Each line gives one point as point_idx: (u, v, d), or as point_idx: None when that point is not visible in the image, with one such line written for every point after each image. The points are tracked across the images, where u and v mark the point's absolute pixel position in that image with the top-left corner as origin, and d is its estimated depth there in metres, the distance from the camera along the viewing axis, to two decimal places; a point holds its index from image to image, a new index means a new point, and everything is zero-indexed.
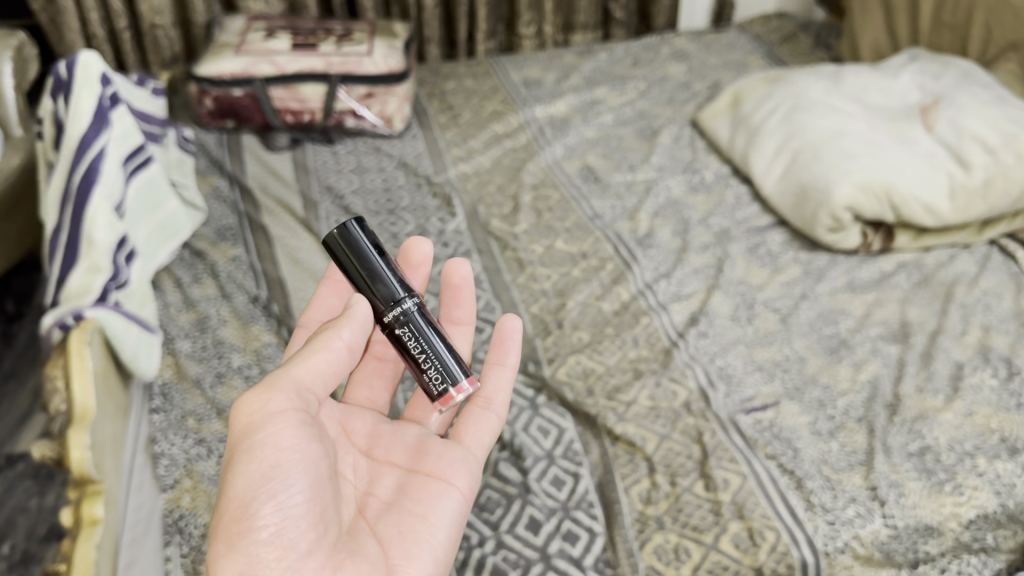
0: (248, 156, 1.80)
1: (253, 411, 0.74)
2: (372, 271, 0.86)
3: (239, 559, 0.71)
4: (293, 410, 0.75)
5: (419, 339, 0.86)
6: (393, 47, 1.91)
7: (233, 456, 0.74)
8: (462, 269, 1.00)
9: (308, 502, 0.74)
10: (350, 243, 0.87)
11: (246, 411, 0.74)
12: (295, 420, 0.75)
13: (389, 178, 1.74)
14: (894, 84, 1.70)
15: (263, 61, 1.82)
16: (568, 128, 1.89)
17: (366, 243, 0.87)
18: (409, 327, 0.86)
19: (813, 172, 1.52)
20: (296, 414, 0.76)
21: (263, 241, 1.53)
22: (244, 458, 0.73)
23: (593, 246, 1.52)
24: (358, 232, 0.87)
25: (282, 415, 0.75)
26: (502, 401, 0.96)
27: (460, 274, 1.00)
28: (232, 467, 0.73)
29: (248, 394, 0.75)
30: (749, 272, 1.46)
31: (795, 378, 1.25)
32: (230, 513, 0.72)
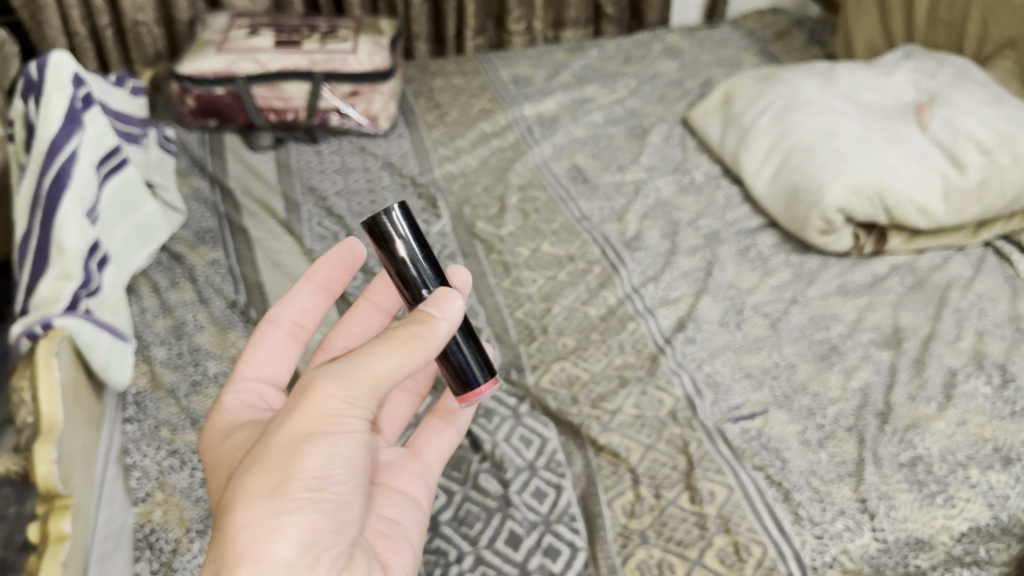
0: (230, 156, 1.77)
1: (332, 398, 0.62)
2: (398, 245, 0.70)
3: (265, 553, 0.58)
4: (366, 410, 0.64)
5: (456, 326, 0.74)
6: (378, 45, 1.87)
7: (306, 435, 0.61)
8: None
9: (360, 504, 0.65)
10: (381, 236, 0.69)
11: (323, 397, 0.62)
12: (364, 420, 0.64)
13: (374, 179, 1.71)
14: (889, 83, 1.67)
15: (246, 59, 1.79)
16: (557, 127, 1.86)
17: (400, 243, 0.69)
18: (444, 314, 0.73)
19: (806, 173, 1.50)
20: (366, 415, 0.64)
21: (243, 245, 1.50)
22: (320, 442, 0.61)
23: (580, 249, 1.49)
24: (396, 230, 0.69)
25: (360, 420, 0.64)
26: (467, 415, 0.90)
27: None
28: (301, 449, 0.61)
29: (323, 381, 0.63)
30: (738, 276, 1.43)
31: (784, 386, 1.22)
32: (292, 489, 0.60)
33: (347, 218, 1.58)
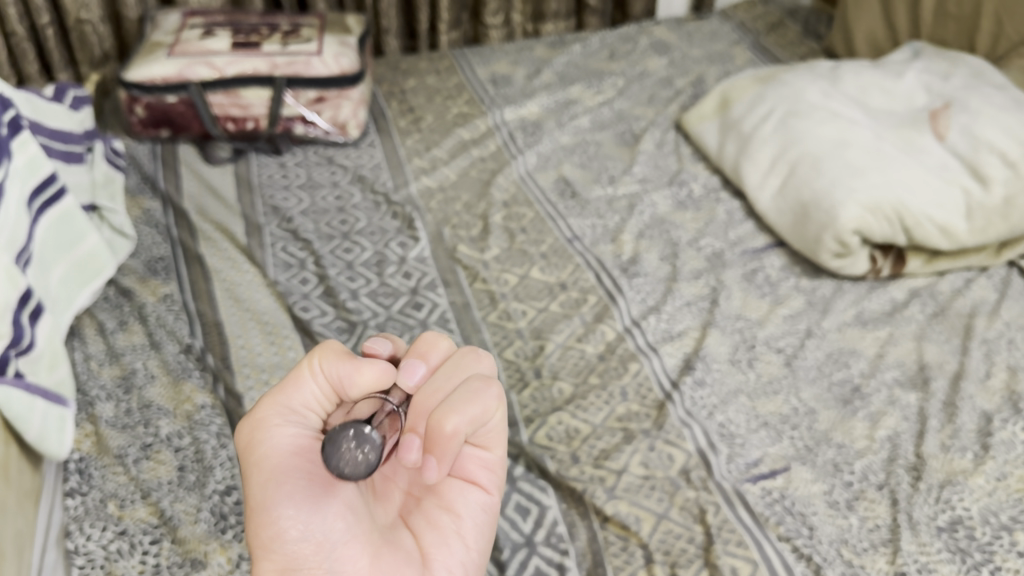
0: (185, 171, 1.61)
1: (251, 435, 0.67)
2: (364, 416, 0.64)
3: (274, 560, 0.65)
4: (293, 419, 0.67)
5: None
6: (346, 44, 1.72)
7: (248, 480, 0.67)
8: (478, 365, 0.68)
9: (334, 499, 0.66)
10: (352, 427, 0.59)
11: (246, 435, 0.67)
12: (299, 426, 0.67)
13: (344, 195, 1.56)
14: (898, 84, 1.54)
15: (200, 62, 1.63)
16: (541, 133, 1.72)
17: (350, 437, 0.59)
18: None
19: (818, 189, 1.37)
20: (298, 421, 0.68)
21: (200, 278, 1.36)
22: (256, 480, 0.66)
23: (573, 276, 1.37)
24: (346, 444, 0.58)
25: (288, 429, 0.67)
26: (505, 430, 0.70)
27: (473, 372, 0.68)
28: (247, 489, 0.66)
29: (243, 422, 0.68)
30: (746, 305, 1.31)
31: (805, 437, 1.10)
32: (256, 529, 0.65)
33: (315, 241, 1.44)
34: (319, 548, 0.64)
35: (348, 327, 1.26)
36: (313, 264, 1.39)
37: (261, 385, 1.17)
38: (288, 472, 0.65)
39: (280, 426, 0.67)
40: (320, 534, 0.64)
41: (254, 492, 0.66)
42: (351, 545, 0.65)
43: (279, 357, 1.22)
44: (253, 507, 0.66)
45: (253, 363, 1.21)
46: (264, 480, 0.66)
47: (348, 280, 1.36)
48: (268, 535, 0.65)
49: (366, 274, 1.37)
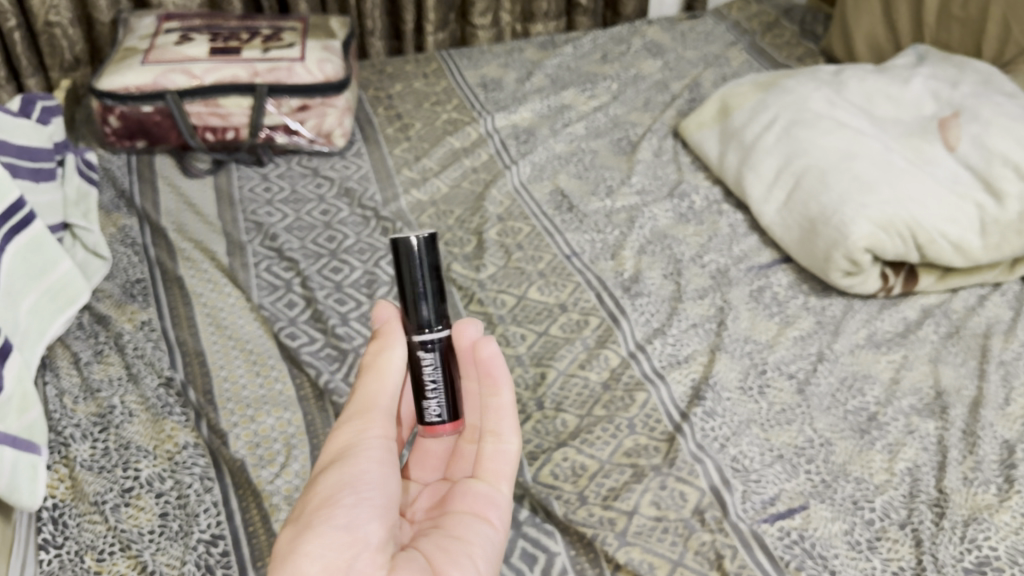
0: (162, 184, 1.54)
1: (346, 435, 0.69)
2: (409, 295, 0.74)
3: (308, 540, 0.61)
4: (383, 435, 0.70)
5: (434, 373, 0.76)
6: (329, 49, 1.64)
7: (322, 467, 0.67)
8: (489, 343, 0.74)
9: (387, 505, 0.65)
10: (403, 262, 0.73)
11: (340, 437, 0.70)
12: (384, 444, 0.69)
13: (330, 209, 1.49)
14: (905, 92, 1.48)
15: (177, 70, 1.55)
16: (535, 141, 1.66)
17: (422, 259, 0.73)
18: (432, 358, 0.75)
19: (827, 203, 1.32)
20: (385, 440, 0.70)
21: (180, 303, 1.29)
22: (334, 466, 0.67)
23: (573, 296, 1.31)
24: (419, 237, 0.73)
25: (374, 441, 0.69)
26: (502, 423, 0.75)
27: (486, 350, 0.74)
28: (321, 474, 0.67)
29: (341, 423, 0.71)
30: (755, 326, 1.25)
31: (821, 471, 1.05)
32: (314, 501, 0.64)
33: (301, 260, 1.36)
34: (353, 543, 0.61)
35: (339, 354, 1.20)
36: (299, 284, 1.32)
37: (246, 421, 1.11)
38: (362, 473, 0.66)
39: (367, 427, 0.69)
40: (360, 530, 0.62)
41: (324, 481, 0.66)
42: (382, 556, 0.62)
43: (266, 389, 1.15)
44: (319, 491, 0.65)
45: (238, 396, 1.14)
46: (343, 470, 0.66)
47: (338, 302, 1.29)
48: (320, 513, 0.63)
49: (356, 296, 1.30)
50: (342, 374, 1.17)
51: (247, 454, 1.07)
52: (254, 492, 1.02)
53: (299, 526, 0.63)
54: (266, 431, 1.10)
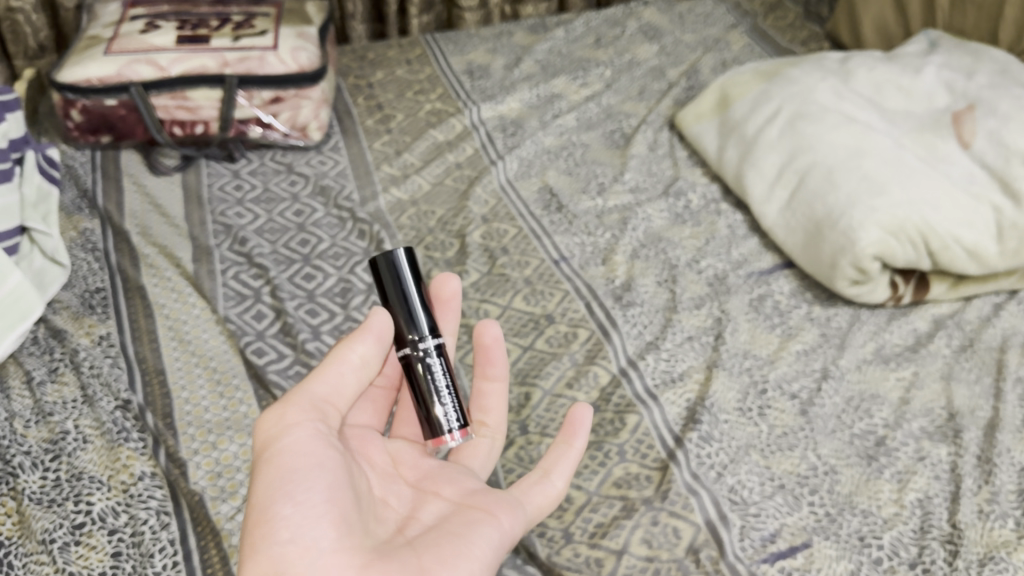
0: (127, 182, 1.45)
1: (268, 429, 0.69)
2: (402, 300, 0.80)
3: (261, 560, 0.62)
4: (310, 422, 0.70)
5: (438, 379, 0.79)
6: (304, 36, 1.55)
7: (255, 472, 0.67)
8: (494, 328, 0.82)
9: (332, 500, 0.65)
10: (394, 267, 0.81)
11: (263, 432, 0.69)
12: (313, 430, 0.69)
13: (304, 210, 1.41)
14: (916, 82, 1.39)
15: (142, 60, 1.46)
16: (523, 134, 1.57)
17: (407, 272, 0.81)
18: (432, 363, 0.79)
19: (833, 204, 1.23)
20: (314, 426, 0.70)
21: (141, 315, 1.20)
22: (262, 471, 0.66)
23: (562, 306, 1.22)
24: (403, 254, 0.81)
25: (306, 428, 0.69)
26: (566, 472, 0.77)
27: (490, 333, 0.83)
28: (253, 481, 0.67)
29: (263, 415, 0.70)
30: (755, 340, 1.17)
31: (825, 504, 0.98)
32: (251, 517, 0.64)
33: (271, 266, 1.28)
34: (306, 552, 0.62)
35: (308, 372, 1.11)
36: (269, 293, 1.23)
37: (208, 448, 1.03)
38: (292, 473, 0.65)
39: (298, 419, 0.69)
40: (308, 536, 0.63)
41: (257, 489, 0.65)
42: (337, 553, 0.63)
43: (229, 412, 1.07)
44: (254, 504, 0.65)
45: (199, 420, 1.06)
46: (274, 475, 0.65)
47: (309, 314, 1.21)
48: (261, 531, 0.63)
49: (329, 306, 1.22)
50: None
51: (208, 487, 1.00)
52: (213, 530, 0.95)
53: (247, 550, 0.63)
54: (229, 460, 1.02)
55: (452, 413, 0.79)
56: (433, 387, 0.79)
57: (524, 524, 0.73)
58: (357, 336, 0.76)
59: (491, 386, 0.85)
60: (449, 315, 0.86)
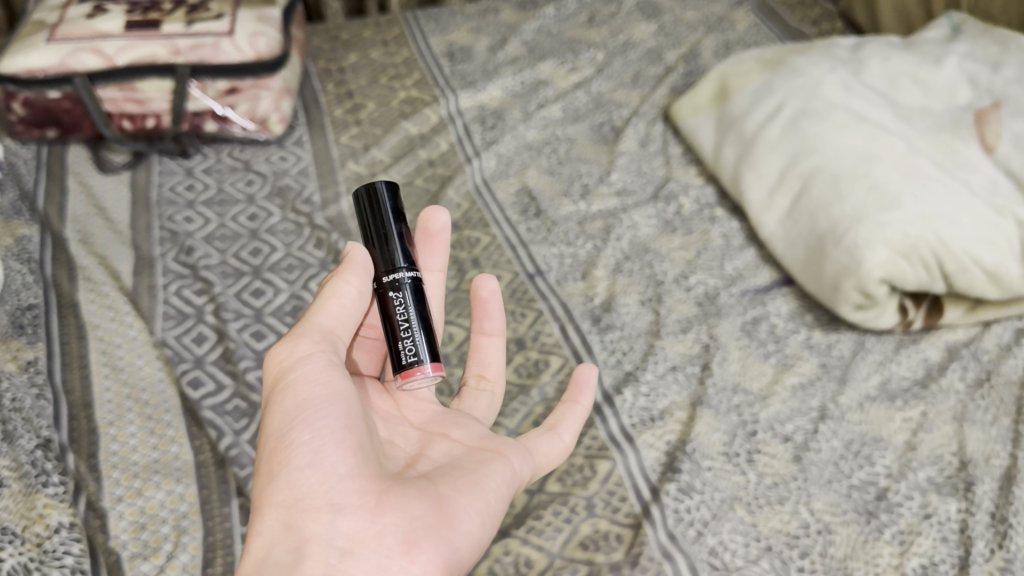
0: (72, 183, 1.34)
1: (280, 360, 0.67)
2: (380, 233, 0.78)
3: (281, 488, 0.62)
4: (321, 352, 0.68)
5: (406, 307, 0.75)
6: (265, 20, 1.42)
7: (268, 403, 0.67)
8: (491, 283, 0.84)
9: (346, 429, 0.64)
10: (373, 201, 0.79)
11: (275, 363, 0.68)
12: (325, 360, 0.68)
13: (259, 214, 1.30)
14: (934, 75, 1.25)
15: (86, 48, 1.34)
16: (503, 127, 1.45)
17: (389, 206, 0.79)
18: (402, 296, 0.76)
19: (839, 216, 1.11)
20: (326, 356, 0.68)
21: (73, 336, 1.10)
22: (276, 402, 0.65)
23: (534, 329, 1.11)
24: (384, 187, 0.79)
25: (317, 358, 0.67)
26: (571, 425, 0.79)
27: (487, 286, 0.84)
28: (266, 412, 0.66)
29: (274, 347, 0.69)
30: (746, 371, 1.05)
31: (818, 571, 0.86)
32: (268, 447, 0.64)
33: (217, 280, 1.18)
34: (325, 478, 0.62)
35: (248, 407, 1.02)
36: (212, 312, 1.13)
37: (133, 495, 0.93)
38: (308, 403, 0.64)
39: (307, 347, 0.68)
40: (327, 463, 0.62)
41: (273, 421, 0.65)
42: (357, 481, 0.62)
43: (159, 453, 0.97)
44: (270, 436, 0.64)
45: (125, 463, 0.96)
46: (289, 407, 0.65)
47: (254, 337, 1.11)
48: (279, 459, 0.63)
49: (278, 328, 1.12)
50: (249, 435, 0.99)
51: (131, 540, 0.89)
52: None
53: (266, 477, 0.63)
54: (155, 510, 0.92)
55: (420, 346, 0.75)
56: (400, 317, 0.75)
57: (532, 466, 0.73)
58: (346, 268, 0.72)
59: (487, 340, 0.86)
60: (436, 249, 0.86)
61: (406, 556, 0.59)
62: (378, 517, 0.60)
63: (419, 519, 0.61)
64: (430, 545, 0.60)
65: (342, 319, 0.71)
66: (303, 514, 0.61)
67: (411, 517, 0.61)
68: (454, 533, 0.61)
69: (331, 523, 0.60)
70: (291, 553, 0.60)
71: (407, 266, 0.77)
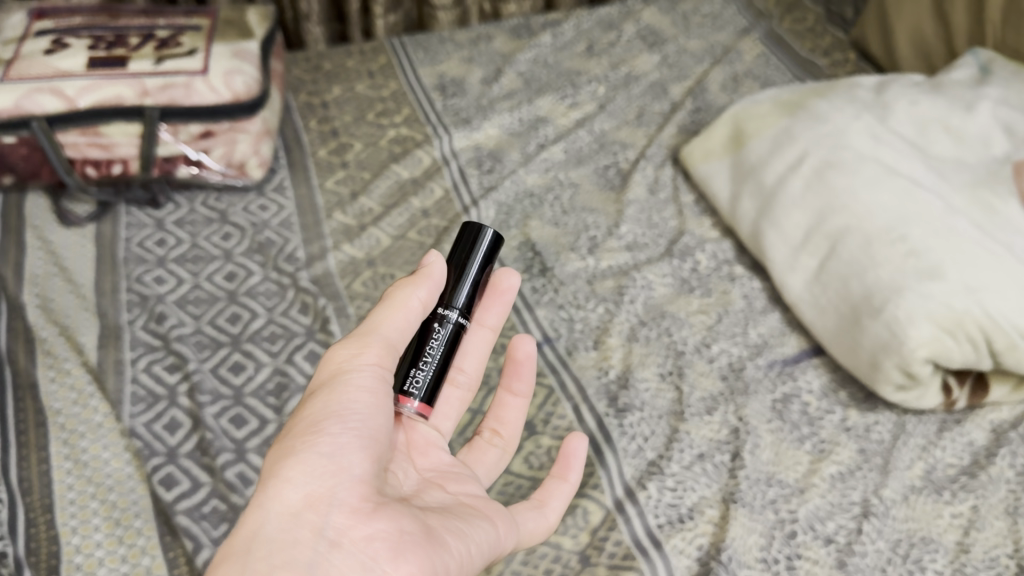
0: (30, 238, 1.22)
1: (338, 359, 0.67)
2: (457, 266, 0.75)
3: (292, 466, 0.61)
4: (375, 368, 0.67)
5: (437, 348, 0.73)
6: (242, 55, 1.31)
7: (311, 391, 0.66)
8: (529, 346, 0.81)
9: (371, 441, 0.64)
10: (470, 239, 0.76)
11: (331, 359, 0.67)
12: (377, 377, 0.67)
13: (237, 272, 1.19)
14: (968, 124, 1.16)
15: (45, 88, 1.22)
16: (501, 171, 1.35)
17: (482, 252, 0.76)
18: (443, 338, 0.73)
19: (875, 282, 1.02)
20: (378, 374, 0.67)
21: (31, 425, 0.98)
22: (320, 394, 0.65)
23: (545, 410, 1.01)
24: (490, 236, 0.76)
25: (369, 370, 0.67)
26: (558, 505, 0.77)
27: (525, 348, 0.81)
28: (308, 398, 0.66)
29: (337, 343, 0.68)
30: (779, 460, 0.96)
31: None
32: (297, 427, 0.64)
33: (191, 355, 1.07)
34: (336, 474, 0.61)
35: (228, 510, 0.91)
36: (186, 393, 1.03)
37: None
38: (346, 406, 0.64)
39: (363, 353, 0.67)
40: (344, 460, 0.62)
41: (313, 406, 0.64)
42: (364, 487, 0.62)
43: (129, 567, 0.87)
44: (303, 418, 0.64)
45: None
46: (330, 400, 0.64)
47: (234, 422, 1.00)
48: (304, 440, 0.62)
49: (260, 411, 1.01)
50: None
51: None
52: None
53: (283, 451, 0.63)
54: None
55: (425, 385, 0.73)
56: (427, 351, 0.73)
57: (513, 539, 0.71)
58: (417, 279, 0.70)
59: (512, 399, 0.84)
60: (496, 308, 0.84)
61: (391, 564, 0.58)
62: (371, 523, 0.60)
63: (407, 536, 0.60)
64: (414, 560, 0.59)
65: (401, 331, 0.69)
66: (303, 498, 0.60)
67: (401, 532, 0.60)
68: (437, 561, 0.60)
69: (326, 515, 0.60)
70: (282, 528, 0.59)
71: (459, 309, 0.75)
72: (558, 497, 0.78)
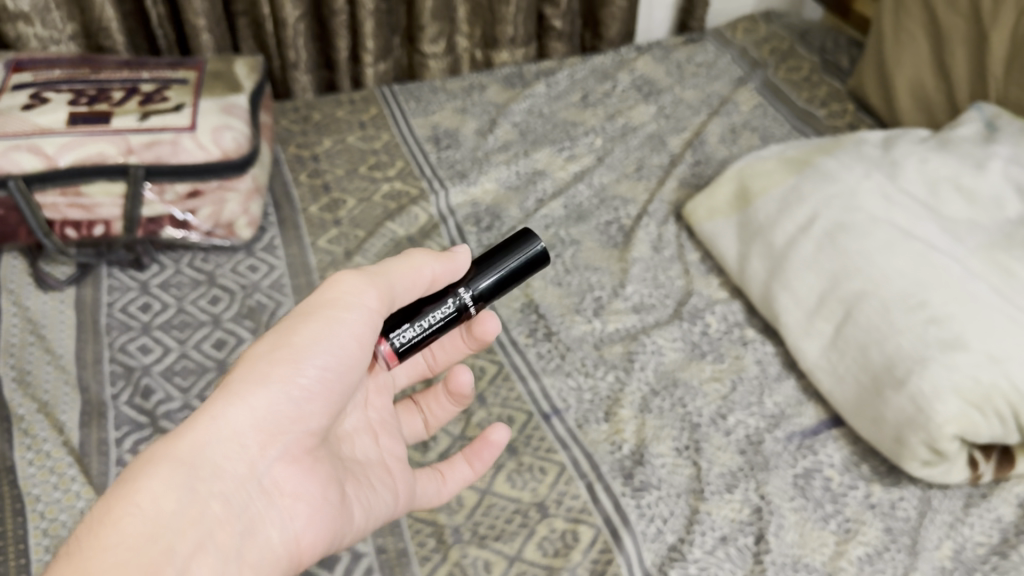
0: (6, 305, 1.15)
1: (342, 294, 0.69)
2: (492, 259, 0.76)
3: (261, 399, 0.64)
4: (368, 316, 0.70)
5: (435, 314, 0.75)
6: (232, 110, 1.26)
7: (306, 313, 0.69)
8: (463, 379, 0.83)
9: (332, 394, 0.68)
10: (518, 244, 0.77)
11: (336, 289, 0.70)
12: (366, 326, 0.70)
13: (226, 339, 1.13)
14: (980, 182, 1.13)
15: (23, 146, 1.16)
16: (501, 228, 1.31)
17: (518, 260, 0.76)
18: (448, 311, 0.75)
19: (896, 352, 0.98)
20: (367, 323, 0.70)
21: (8, 513, 0.91)
22: (314, 324, 0.68)
23: (557, 490, 0.96)
24: (536, 251, 0.77)
25: (361, 317, 0.70)
26: (450, 490, 0.84)
27: (458, 378, 0.83)
28: (300, 322, 0.68)
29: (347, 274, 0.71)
30: (805, 542, 0.92)
31: None
32: (282, 349, 0.66)
33: None
34: (294, 419, 0.66)
35: None
36: None
37: None
38: (329, 351, 0.68)
39: (364, 300, 0.70)
40: (305, 410, 0.66)
41: (301, 332, 0.67)
42: (308, 438, 0.67)
43: None
44: (289, 345, 0.67)
45: None
46: (318, 334, 0.68)
47: None
48: (280, 371, 0.65)
49: None
50: None
51: None
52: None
53: (257, 373, 0.65)
54: None
55: (406, 342, 0.74)
56: (428, 316, 0.74)
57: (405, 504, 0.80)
58: (440, 257, 0.75)
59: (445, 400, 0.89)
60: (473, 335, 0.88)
61: (305, 527, 0.65)
62: (302, 482, 0.66)
63: (325, 503, 0.67)
64: (322, 522, 0.67)
65: (408, 290, 0.73)
66: (256, 433, 0.64)
67: (320, 495, 0.67)
68: (338, 520, 0.69)
69: (267, 460, 0.64)
70: (222, 457, 0.62)
71: (475, 293, 0.76)
72: (456, 483, 0.84)
